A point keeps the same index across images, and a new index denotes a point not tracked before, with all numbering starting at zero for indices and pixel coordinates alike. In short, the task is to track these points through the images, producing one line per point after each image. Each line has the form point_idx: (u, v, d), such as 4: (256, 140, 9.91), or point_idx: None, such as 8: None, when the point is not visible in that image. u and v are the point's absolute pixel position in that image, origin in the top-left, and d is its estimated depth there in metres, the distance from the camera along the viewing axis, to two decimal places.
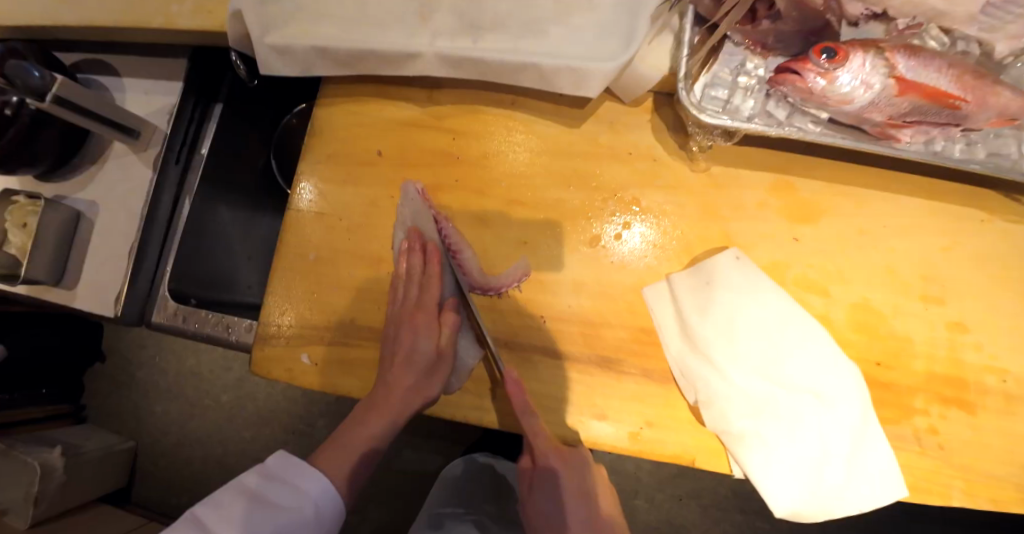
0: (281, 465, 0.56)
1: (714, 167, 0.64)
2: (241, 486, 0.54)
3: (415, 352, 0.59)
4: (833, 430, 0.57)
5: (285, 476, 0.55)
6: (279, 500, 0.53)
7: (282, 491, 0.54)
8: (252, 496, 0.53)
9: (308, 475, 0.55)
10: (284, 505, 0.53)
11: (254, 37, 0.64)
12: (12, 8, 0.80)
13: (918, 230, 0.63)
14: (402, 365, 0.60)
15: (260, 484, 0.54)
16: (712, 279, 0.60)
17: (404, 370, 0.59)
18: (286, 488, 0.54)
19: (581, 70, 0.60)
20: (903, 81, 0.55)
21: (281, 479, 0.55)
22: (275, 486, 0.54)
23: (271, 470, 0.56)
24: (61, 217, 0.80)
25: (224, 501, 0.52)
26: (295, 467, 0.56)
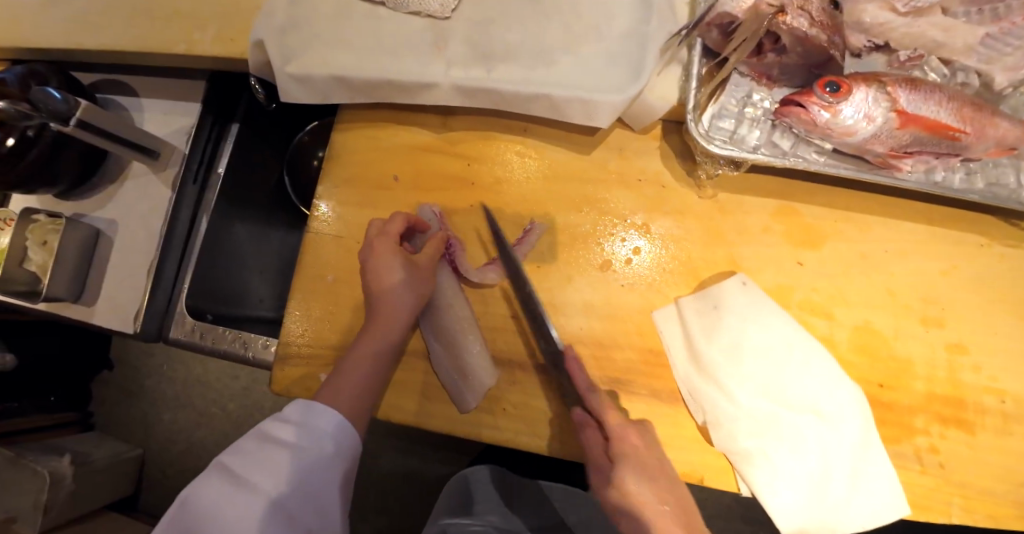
0: (296, 408, 0.57)
1: (721, 194, 0.66)
2: (259, 432, 0.55)
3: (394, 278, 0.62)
4: (835, 449, 0.59)
5: (300, 419, 0.56)
6: (296, 442, 0.54)
7: (300, 433, 0.54)
8: (271, 440, 0.54)
9: (320, 413, 0.56)
10: (303, 446, 0.54)
11: (276, 67, 0.67)
12: (33, 31, 0.81)
13: (919, 255, 0.65)
14: (387, 287, 0.62)
15: (277, 427, 0.55)
16: (719, 304, 0.62)
17: (389, 294, 0.62)
18: (303, 430, 0.55)
19: (592, 101, 0.62)
20: (903, 114, 0.58)
21: (296, 422, 0.55)
22: (291, 428, 0.55)
23: (286, 414, 0.56)
24: (81, 235, 0.82)
25: (245, 448, 0.53)
26: (308, 409, 0.56)
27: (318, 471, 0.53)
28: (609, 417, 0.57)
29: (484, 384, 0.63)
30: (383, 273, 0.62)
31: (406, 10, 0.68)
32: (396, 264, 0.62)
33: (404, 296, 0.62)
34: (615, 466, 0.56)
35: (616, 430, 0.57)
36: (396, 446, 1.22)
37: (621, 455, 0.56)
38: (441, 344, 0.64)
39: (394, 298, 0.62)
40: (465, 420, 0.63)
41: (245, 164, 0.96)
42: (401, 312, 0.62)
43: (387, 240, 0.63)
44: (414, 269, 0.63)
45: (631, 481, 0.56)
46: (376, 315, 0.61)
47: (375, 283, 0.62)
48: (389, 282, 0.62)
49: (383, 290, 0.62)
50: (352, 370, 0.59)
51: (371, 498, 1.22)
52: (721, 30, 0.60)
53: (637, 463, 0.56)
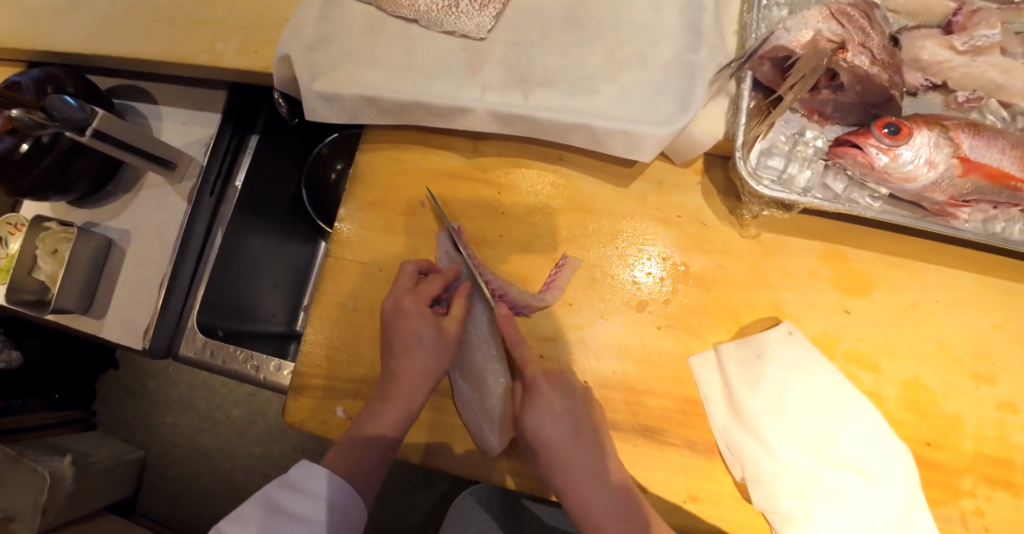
0: (300, 471, 0.53)
1: (764, 234, 0.63)
2: (261, 498, 0.51)
3: (419, 341, 0.58)
4: (880, 513, 0.55)
5: (307, 486, 0.52)
6: (302, 512, 0.50)
7: (304, 503, 0.51)
8: (276, 510, 0.50)
9: (328, 480, 0.53)
10: (308, 518, 0.50)
11: (303, 84, 0.64)
12: (51, 32, 0.79)
13: (970, 307, 0.62)
14: (411, 352, 0.58)
15: (281, 494, 0.51)
16: (762, 353, 0.59)
17: (412, 357, 0.58)
18: (309, 499, 0.51)
19: (634, 134, 0.59)
20: (967, 161, 0.54)
21: (301, 490, 0.52)
22: (296, 497, 0.51)
23: (290, 477, 0.53)
24: (93, 245, 0.80)
25: (247, 516, 0.49)
26: (315, 475, 0.52)
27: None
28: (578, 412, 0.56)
29: (512, 418, 0.60)
30: (410, 336, 0.58)
31: (440, 30, 0.65)
32: (421, 329, 0.59)
33: (429, 351, 0.59)
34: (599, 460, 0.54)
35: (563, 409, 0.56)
36: (401, 464, 1.18)
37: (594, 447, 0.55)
38: (468, 382, 0.62)
39: (417, 365, 0.58)
40: (487, 463, 0.60)
41: (262, 176, 0.93)
42: (422, 375, 0.58)
43: (418, 302, 0.60)
44: (442, 335, 0.60)
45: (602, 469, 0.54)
46: (392, 380, 0.58)
47: (399, 347, 0.58)
48: (413, 352, 0.58)
49: (408, 353, 0.58)
50: (368, 445, 0.55)
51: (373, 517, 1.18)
52: (775, 64, 0.57)
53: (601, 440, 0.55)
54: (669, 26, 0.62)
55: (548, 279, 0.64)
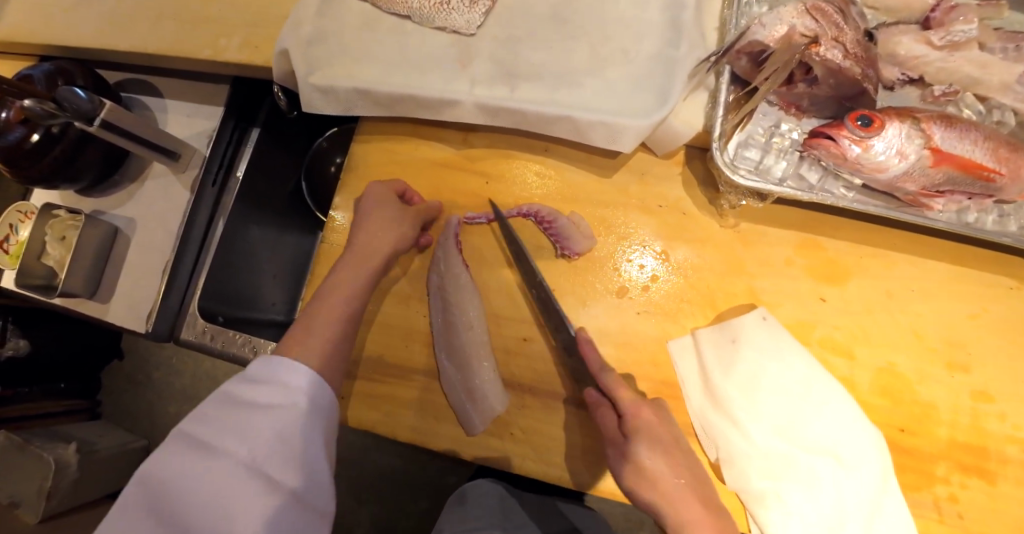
0: (263, 367, 0.50)
1: (743, 224, 0.64)
2: (221, 394, 0.47)
3: (378, 213, 0.64)
4: (851, 494, 0.57)
5: (266, 376, 0.49)
6: (267, 401, 0.47)
7: (270, 391, 0.47)
8: (238, 402, 0.46)
9: (289, 368, 0.49)
10: (273, 403, 0.47)
11: (300, 77, 0.67)
12: (63, 29, 0.83)
13: (946, 297, 0.63)
14: (366, 227, 0.63)
15: (243, 386, 0.48)
16: (736, 337, 0.60)
17: (371, 230, 0.63)
18: (272, 383, 0.48)
19: (616, 126, 0.61)
20: (938, 152, 0.56)
21: (264, 380, 0.48)
22: (259, 386, 0.48)
23: (249, 373, 0.49)
24: (100, 233, 0.83)
25: (208, 412, 0.45)
26: (277, 365, 0.49)
27: (295, 429, 0.46)
28: (618, 394, 0.56)
29: (494, 403, 0.62)
30: (373, 216, 0.64)
31: (432, 26, 0.68)
32: (383, 203, 0.64)
33: (387, 234, 0.63)
34: (628, 438, 0.55)
35: (624, 405, 0.56)
36: (398, 455, 1.21)
37: (632, 428, 0.55)
38: (453, 362, 0.64)
39: (378, 237, 0.62)
40: (471, 442, 0.62)
41: (263, 168, 0.96)
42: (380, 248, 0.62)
43: (379, 186, 0.66)
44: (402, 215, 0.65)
45: (643, 452, 0.54)
46: (351, 257, 0.62)
47: (363, 227, 0.63)
48: (373, 229, 0.63)
49: (366, 228, 0.63)
50: (325, 314, 0.57)
51: (369, 505, 1.20)
52: (751, 58, 0.59)
53: (642, 435, 0.55)
54: (650, 21, 0.64)
55: (555, 239, 0.65)
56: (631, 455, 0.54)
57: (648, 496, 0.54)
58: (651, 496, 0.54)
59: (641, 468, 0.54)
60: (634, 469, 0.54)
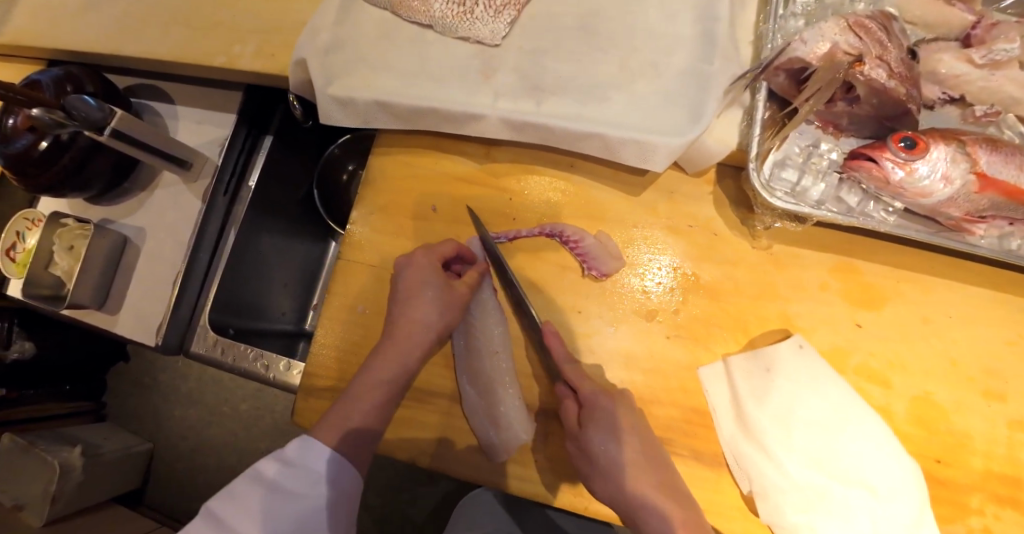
0: (297, 447, 0.52)
1: (776, 246, 0.62)
2: (254, 473, 0.50)
3: (422, 294, 0.60)
4: (889, 530, 0.55)
5: (299, 461, 0.51)
6: (295, 489, 0.50)
7: (299, 479, 0.50)
8: (268, 486, 0.49)
9: (321, 455, 0.52)
10: (300, 492, 0.50)
11: (317, 88, 0.65)
12: (72, 33, 0.80)
13: (983, 323, 0.61)
14: (415, 302, 0.60)
15: (274, 471, 0.50)
16: (771, 366, 0.59)
17: (416, 308, 0.60)
18: (300, 473, 0.51)
19: (647, 144, 0.59)
20: (984, 178, 0.54)
21: (295, 464, 0.51)
22: (289, 472, 0.50)
23: (284, 453, 0.52)
24: (109, 242, 0.81)
25: (239, 492, 0.49)
26: (310, 450, 0.52)
27: (317, 521, 0.49)
28: (580, 384, 0.58)
29: (520, 430, 0.60)
30: (416, 291, 0.60)
31: (454, 36, 0.65)
32: (430, 280, 0.61)
33: (430, 313, 0.60)
34: (585, 427, 0.55)
35: (588, 395, 0.57)
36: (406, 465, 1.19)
37: (587, 419, 0.56)
38: (475, 387, 0.62)
39: (419, 321, 0.60)
40: (493, 469, 0.60)
41: (276, 176, 0.94)
42: (425, 331, 0.60)
43: (428, 256, 0.62)
44: (448, 292, 0.61)
45: (596, 443, 0.55)
46: (398, 328, 0.60)
47: (404, 303, 0.60)
48: (420, 305, 0.60)
49: (414, 301, 0.60)
50: (369, 391, 0.57)
51: (376, 512, 1.19)
52: (790, 75, 0.57)
53: (606, 424, 0.55)
54: (682, 34, 0.62)
55: (580, 258, 0.63)
56: (588, 443, 0.55)
57: (606, 487, 0.55)
58: (608, 487, 0.55)
59: (594, 452, 0.55)
60: (595, 457, 0.55)
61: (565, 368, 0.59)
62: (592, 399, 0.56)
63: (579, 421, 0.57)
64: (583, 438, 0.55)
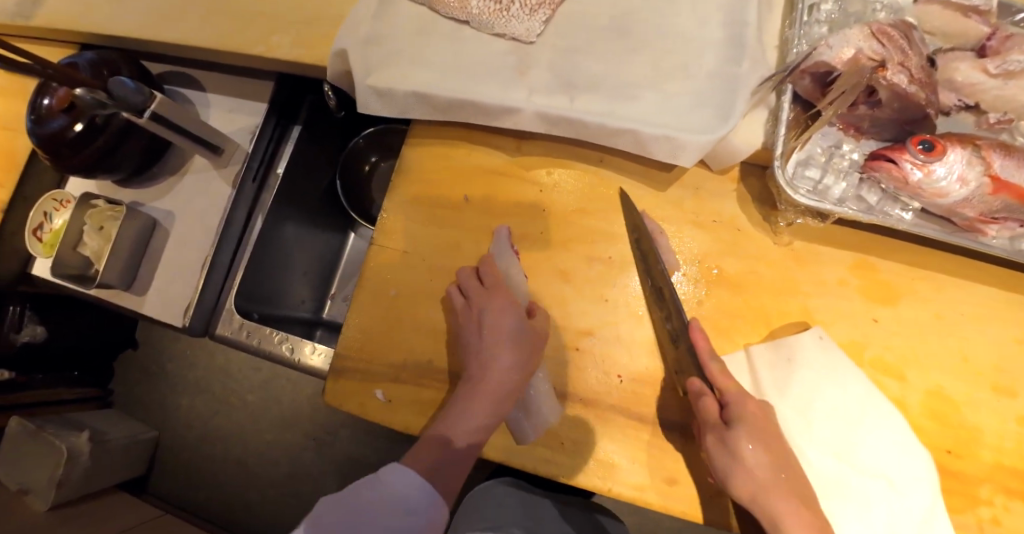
0: (395, 472, 0.58)
1: (797, 242, 0.65)
2: (359, 487, 0.56)
3: (506, 339, 0.62)
4: (904, 517, 0.57)
5: (395, 483, 0.57)
6: (393, 507, 0.55)
7: (395, 498, 0.55)
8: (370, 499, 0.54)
9: (414, 480, 0.57)
10: (396, 509, 0.55)
11: (357, 79, 0.67)
12: (109, 18, 0.82)
13: (994, 321, 0.63)
14: (502, 352, 0.62)
15: (377, 488, 0.56)
16: (792, 356, 0.61)
17: (503, 355, 0.62)
18: (398, 493, 0.56)
19: (677, 140, 0.61)
20: (999, 180, 0.56)
21: (392, 486, 0.56)
22: (388, 492, 0.56)
23: (383, 474, 0.57)
24: (140, 224, 0.83)
25: (345, 499, 0.54)
26: (405, 475, 0.57)
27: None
28: (726, 384, 0.57)
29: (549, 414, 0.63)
30: (500, 334, 0.62)
31: (490, 32, 0.68)
32: (512, 324, 0.63)
33: (514, 359, 0.62)
34: (734, 426, 0.54)
35: (733, 397, 0.56)
36: None
37: (735, 416, 0.55)
38: None
39: (508, 368, 0.61)
40: (519, 451, 0.62)
41: (302, 166, 0.96)
42: (513, 376, 0.61)
43: (504, 298, 0.64)
44: (532, 338, 0.63)
45: (745, 440, 0.54)
46: (487, 374, 0.61)
47: (489, 348, 0.62)
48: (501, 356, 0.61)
49: (495, 349, 0.62)
50: (459, 435, 0.59)
51: None
52: (815, 79, 0.60)
53: (755, 430, 0.55)
54: (712, 37, 0.64)
55: (641, 248, 0.65)
56: (737, 443, 0.53)
57: (740, 483, 0.53)
58: (746, 485, 0.53)
59: (742, 453, 0.53)
60: (736, 457, 0.53)
61: (705, 364, 0.58)
62: (739, 401, 0.56)
63: (724, 420, 0.55)
64: (732, 437, 0.54)
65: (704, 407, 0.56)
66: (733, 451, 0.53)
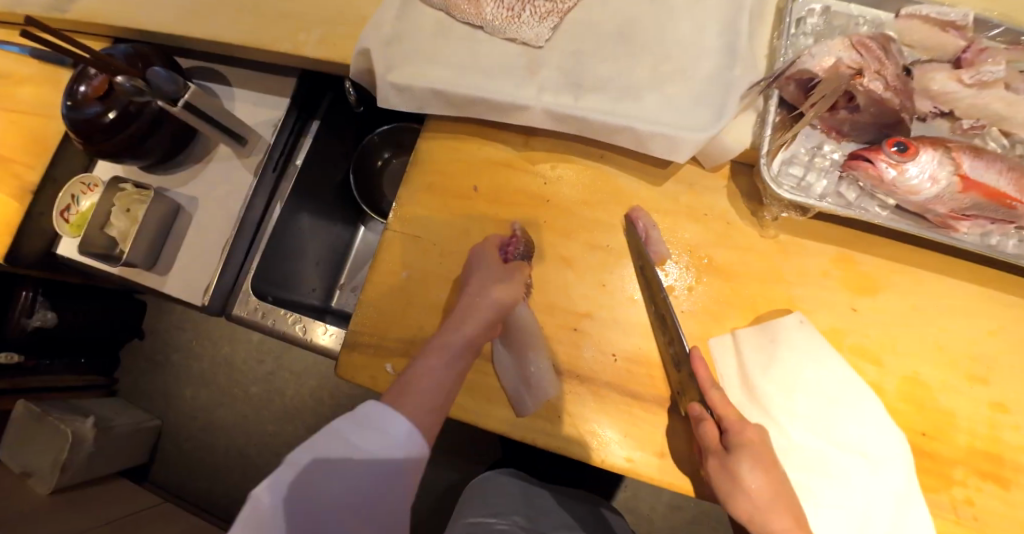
0: (372, 410, 0.55)
1: (783, 235, 0.69)
2: (332, 431, 0.52)
3: (482, 277, 0.68)
4: (878, 491, 0.61)
5: (374, 424, 0.53)
6: (371, 449, 0.52)
7: (374, 439, 0.53)
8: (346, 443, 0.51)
9: (395, 419, 0.54)
10: (375, 452, 0.52)
11: (378, 75, 0.72)
12: (145, 15, 0.88)
13: (967, 313, 0.68)
14: (481, 290, 0.67)
15: (355, 433, 0.52)
16: (776, 338, 0.65)
17: (480, 291, 0.67)
18: (378, 435, 0.53)
19: (672, 137, 0.66)
20: (966, 179, 0.61)
21: (370, 426, 0.53)
22: (365, 433, 0.53)
23: (359, 413, 0.54)
24: (165, 207, 0.87)
25: (319, 446, 0.51)
26: (384, 414, 0.54)
27: (390, 484, 0.52)
28: (725, 411, 0.60)
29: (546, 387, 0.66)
30: (479, 276, 0.68)
31: (502, 36, 0.73)
32: (489, 266, 0.69)
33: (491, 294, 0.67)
34: (734, 453, 0.57)
35: (731, 424, 0.59)
36: None
37: (735, 443, 0.58)
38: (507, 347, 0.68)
39: (484, 300, 0.66)
40: (519, 424, 0.66)
41: (319, 159, 1.02)
42: (487, 309, 0.66)
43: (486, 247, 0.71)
44: (509, 277, 0.68)
45: (745, 466, 0.57)
46: (462, 308, 0.66)
47: (469, 288, 0.68)
48: (488, 299, 0.67)
49: (473, 295, 0.67)
50: (431, 361, 0.61)
51: None
52: (799, 85, 0.65)
53: (754, 457, 0.57)
54: (707, 44, 0.70)
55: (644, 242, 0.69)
56: (736, 468, 0.56)
57: (740, 505, 0.57)
58: (745, 507, 0.57)
59: (741, 479, 0.56)
60: (736, 483, 0.57)
61: (707, 394, 0.61)
62: (736, 428, 0.59)
63: (724, 446, 0.58)
64: (731, 464, 0.57)
65: (705, 432, 0.59)
66: (733, 477, 0.57)
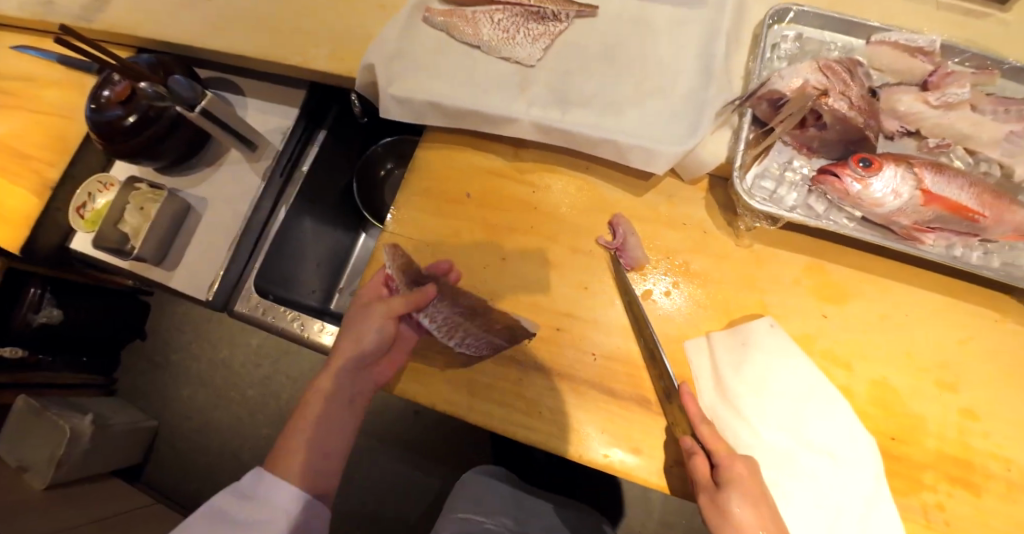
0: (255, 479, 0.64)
1: (756, 244, 0.73)
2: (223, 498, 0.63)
3: (362, 313, 0.71)
4: (844, 488, 0.63)
5: (258, 492, 0.63)
6: (253, 516, 0.61)
7: (257, 507, 0.62)
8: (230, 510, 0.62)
9: (277, 488, 0.63)
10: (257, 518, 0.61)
11: (380, 87, 0.78)
12: (167, 28, 0.94)
13: (933, 322, 0.71)
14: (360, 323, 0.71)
15: (242, 500, 0.63)
16: (747, 341, 0.69)
17: (358, 324, 0.70)
18: (261, 503, 0.62)
19: (652, 150, 0.71)
20: (928, 194, 0.65)
21: (255, 495, 0.63)
22: (251, 501, 0.62)
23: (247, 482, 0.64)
24: (177, 206, 0.92)
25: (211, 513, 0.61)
26: (268, 483, 0.63)
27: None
28: (716, 446, 0.61)
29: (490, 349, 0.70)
30: (357, 312, 0.72)
31: (497, 55, 0.79)
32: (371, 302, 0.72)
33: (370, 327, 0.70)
34: (724, 488, 0.58)
35: (722, 458, 0.60)
36: None
37: (725, 478, 0.59)
38: None
39: (360, 332, 0.70)
40: (501, 418, 0.69)
41: (324, 166, 1.07)
42: (362, 340, 0.69)
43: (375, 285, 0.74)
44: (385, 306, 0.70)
45: (735, 503, 0.57)
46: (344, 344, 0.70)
47: (352, 323, 0.72)
48: (362, 329, 0.69)
49: (350, 330, 0.71)
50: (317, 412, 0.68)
51: None
52: (771, 104, 0.69)
53: (746, 495, 0.58)
54: (686, 66, 0.75)
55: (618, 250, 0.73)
56: (727, 505, 0.57)
57: None
58: None
59: (730, 514, 0.57)
60: (727, 519, 0.57)
61: (698, 429, 0.62)
62: (727, 463, 0.60)
63: (714, 482, 0.60)
64: (721, 499, 0.58)
65: (697, 467, 0.60)
66: (723, 513, 0.57)
